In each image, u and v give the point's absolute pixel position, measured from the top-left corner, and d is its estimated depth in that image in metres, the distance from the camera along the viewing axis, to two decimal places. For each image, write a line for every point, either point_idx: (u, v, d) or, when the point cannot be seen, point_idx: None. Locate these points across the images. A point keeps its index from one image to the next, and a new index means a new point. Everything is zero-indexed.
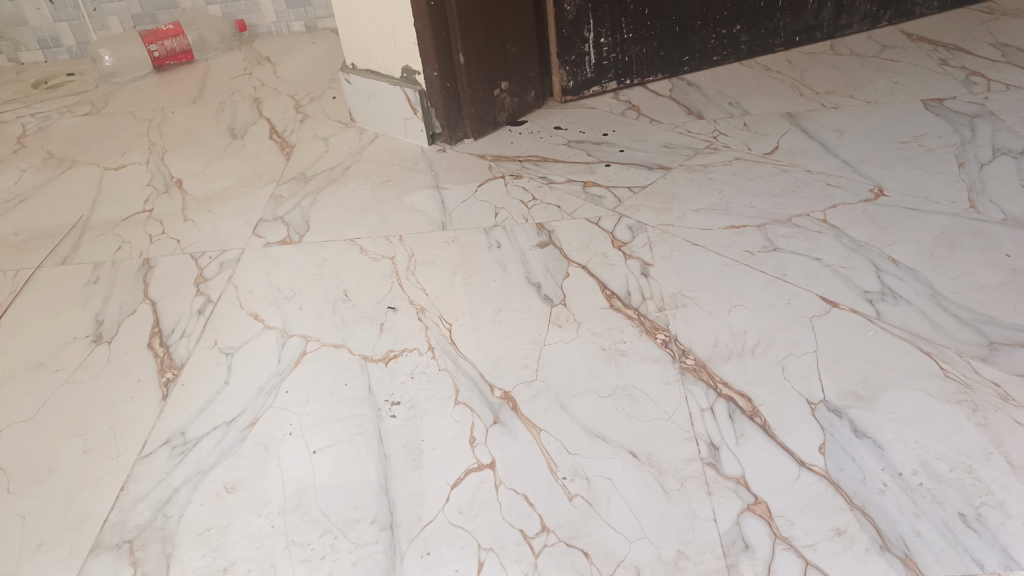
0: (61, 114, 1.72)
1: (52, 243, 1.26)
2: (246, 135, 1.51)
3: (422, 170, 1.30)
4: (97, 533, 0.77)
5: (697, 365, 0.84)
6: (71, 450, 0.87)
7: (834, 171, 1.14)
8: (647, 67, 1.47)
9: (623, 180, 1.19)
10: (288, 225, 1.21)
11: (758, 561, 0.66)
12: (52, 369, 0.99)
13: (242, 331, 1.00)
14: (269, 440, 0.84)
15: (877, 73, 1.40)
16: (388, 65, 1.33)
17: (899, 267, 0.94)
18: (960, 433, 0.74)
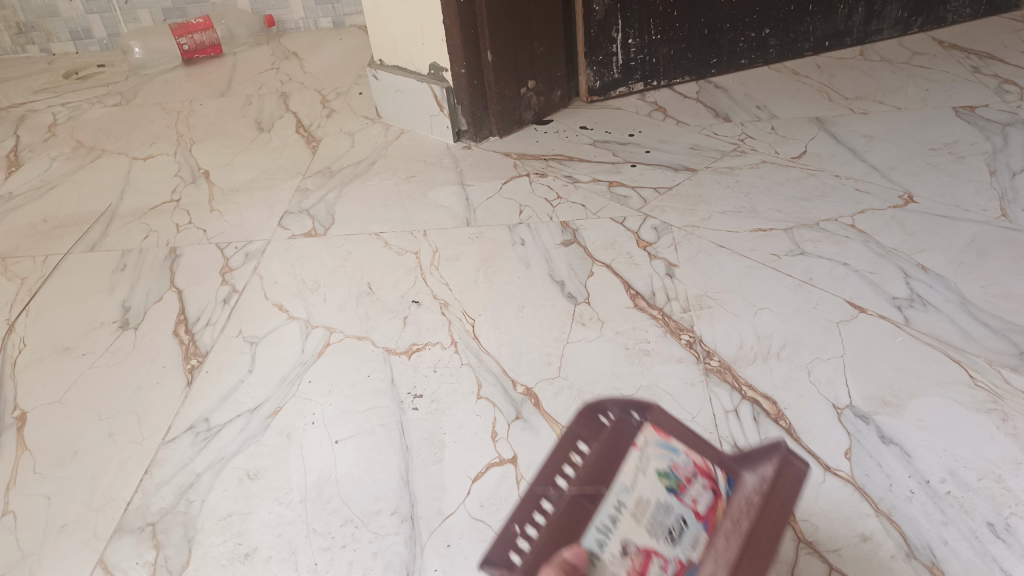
0: (91, 104, 1.74)
1: (80, 230, 1.28)
2: (273, 129, 1.52)
3: (447, 166, 1.31)
4: (119, 516, 0.78)
5: (721, 367, 0.84)
6: (96, 433, 0.88)
7: (862, 177, 1.13)
8: (674, 69, 1.46)
9: (648, 180, 1.19)
10: (313, 218, 1.21)
11: (781, 565, 0.65)
12: (78, 353, 1.00)
13: (266, 321, 1.00)
14: (292, 429, 0.84)
15: (907, 79, 1.38)
16: (415, 62, 1.34)
17: (928, 274, 0.93)
18: (990, 442, 0.73)
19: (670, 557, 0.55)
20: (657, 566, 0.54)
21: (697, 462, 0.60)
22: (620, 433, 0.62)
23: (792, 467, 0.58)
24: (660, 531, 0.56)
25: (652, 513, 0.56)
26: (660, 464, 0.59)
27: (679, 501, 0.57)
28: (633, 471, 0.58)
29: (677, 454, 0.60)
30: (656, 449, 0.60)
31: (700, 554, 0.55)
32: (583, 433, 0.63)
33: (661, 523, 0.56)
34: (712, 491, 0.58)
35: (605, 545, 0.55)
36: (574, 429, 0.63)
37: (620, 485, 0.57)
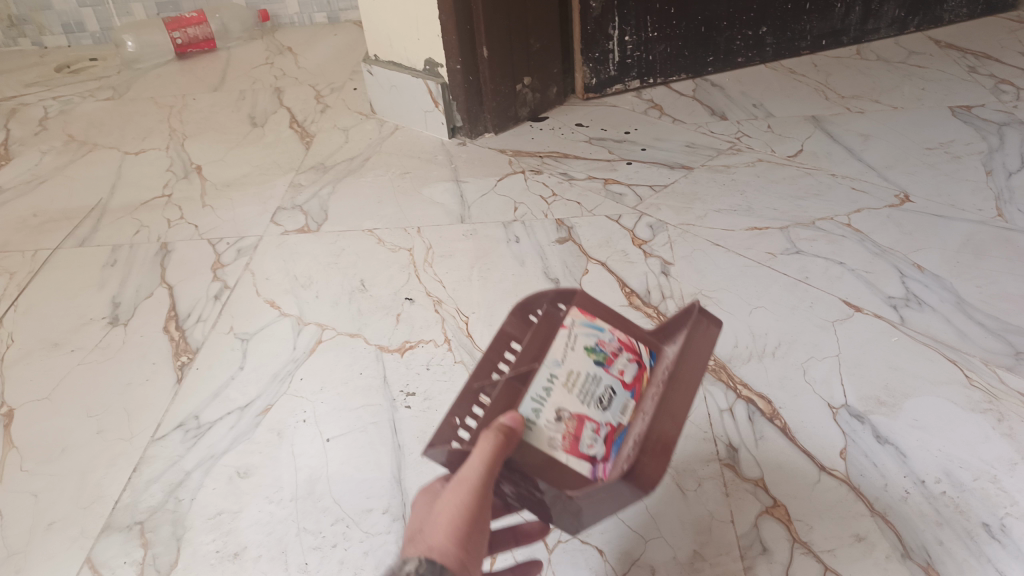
0: (83, 98, 1.73)
1: (70, 225, 1.27)
2: (266, 124, 1.51)
3: (441, 162, 1.30)
4: (107, 514, 0.77)
5: (716, 366, 0.83)
6: (84, 430, 0.87)
7: (858, 176, 1.13)
8: (670, 66, 1.46)
9: (644, 178, 1.18)
10: (306, 214, 1.20)
11: (775, 565, 0.64)
12: (68, 349, 0.99)
13: (258, 318, 1.00)
14: (282, 427, 0.83)
15: (904, 78, 1.38)
16: (410, 57, 1.33)
17: (924, 273, 0.93)
18: (985, 442, 0.72)
19: (600, 418, 0.56)
20: (590, 428, 0.55)
21: (621, 338, 0.61)
22: (547, 322, 0.63)
23: (706, 331, 0.61)
24: (591, 399, 0.56)
25: (583, 383, 0.57)
26: (587, 341, 0.59)
27: (607, 372, 0.58)
28: (563, 347, 0.58)
29: (604, 331, 0.60)
30: (583, 328, 0.60)
31: (629, 418, 0.57)
32: (513, 331, 0.66)
33: (592, 392, 0.57)
34: (637, 363, 0.60)
35: (541, 413, 0.55)
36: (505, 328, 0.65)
37: (547, 359, 0.58)
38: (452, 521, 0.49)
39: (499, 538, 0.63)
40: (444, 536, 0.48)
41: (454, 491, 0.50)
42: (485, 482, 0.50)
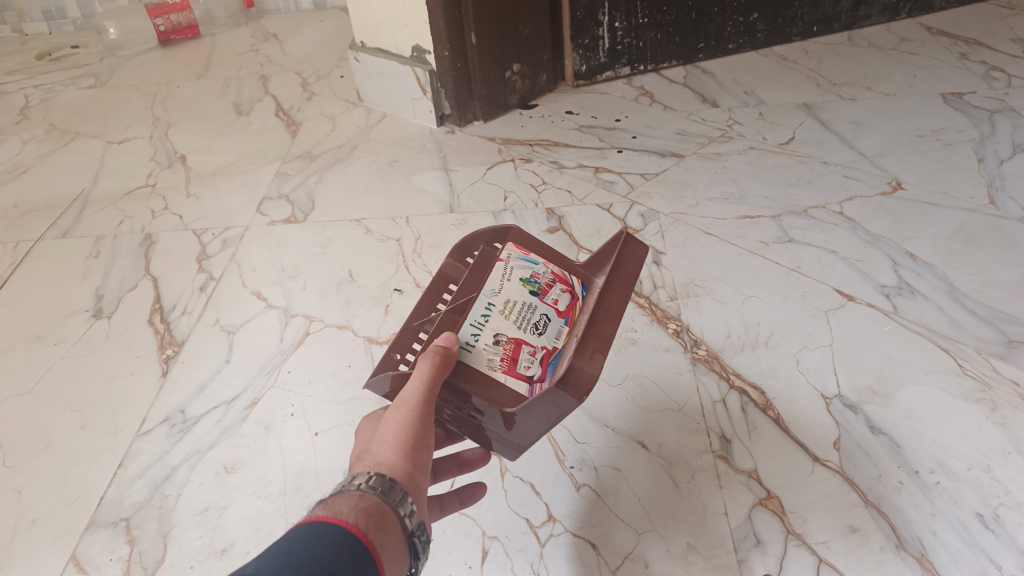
0: (64, 86, 1.70)
1: (52, 215, 1.24)
2: (252, 112, 1.49)
3: (430, 151, 1.28)
4: (92, 510, 0.76)
5: (709, 356, 0.82)
6: (68, 425, 0.85)
7: (851, 164, 1.12)
8: (661, 53, 1.44)
9: (635, 166, 1.17)
10: (293, 204, 1.19)
11: (770, 558, 0.64)
12: (50, 342, 0.97)
13: (244, 309, 0.98)
14: (270, 420, 0.82)
15: (895, 66, 1.37)
16: (398, 44, 1.31)
17: (916, 262, 0.93)
18: (978, 431, 0.72)
19: (537, 341, 0.64)
20: (527, 351, 0.64)
21: (555, 271, 0.69)
22: (483, 263, 0.72)
23: (634, 261, 0.68)
24: (527, 325, 0.65)
25: (519, 310, 0.65)
26: (523, 273, 0.68)
27: (541, 300, 0.66)
28: (500, 279, 0.67)
29: (538, 265, 0.69)
30: (518, 261, 0.68)
31: (562, 342, 0.65)
32: (453, 273, 0.74)
33: (528, 319, 0.65)
34: (570, 293, 0.68)
35: (479, 337, 0.64)
36: (445, 270, 0.74)
37: (486, 288, 0.66)
38: (396, 438, 0.55)
39: (445, 467, 0.69)
40: (390, 452, 0.54)
41: (397, 412, 0.57)
42: (425, 402, 0.57)
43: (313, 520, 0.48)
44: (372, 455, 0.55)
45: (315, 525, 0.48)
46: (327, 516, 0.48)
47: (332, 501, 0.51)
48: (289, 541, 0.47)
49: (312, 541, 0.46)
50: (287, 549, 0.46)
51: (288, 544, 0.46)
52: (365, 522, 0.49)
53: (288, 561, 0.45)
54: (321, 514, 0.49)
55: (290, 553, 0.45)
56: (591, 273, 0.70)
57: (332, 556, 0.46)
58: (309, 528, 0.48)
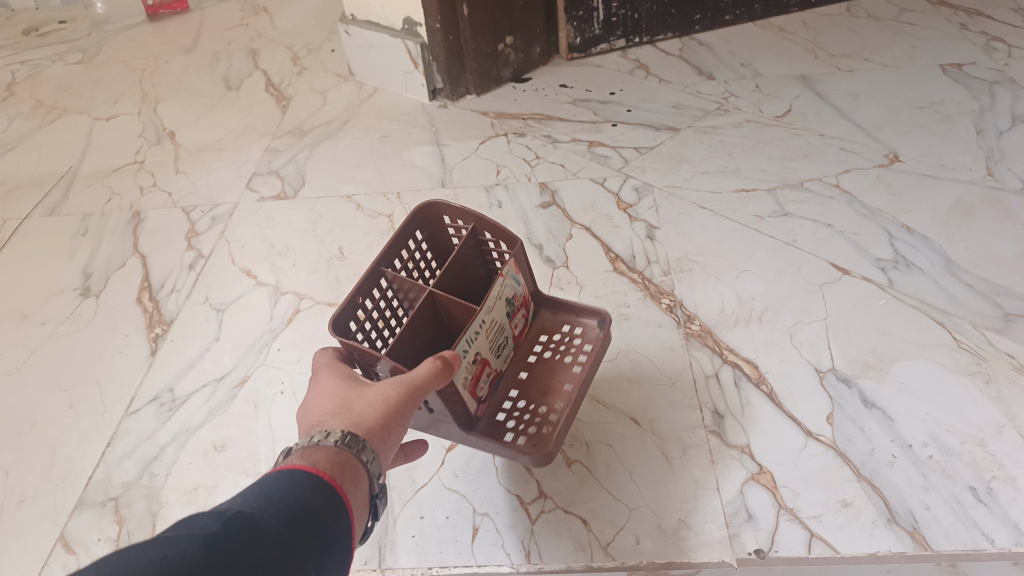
0: (51, 61, 1.67)
1: (39, 193, 1.23)
2: (241, 87, 1.46)
3: (422, 125, 1.26)
4: (80, 489, 0.75)
5: (702, 332, 0.82)
6: (56, 404, 0.85)
7: (848, 136, 1.10)
8: (657, 25, 1.41)
9: (629, 140, 1.15)
10: (283, 179, 1.17)
11: (761, 533, 0.64)
12: (37, 321, 0.97)
13: (234, 287, 0.97)
14: (259, 399, 0.81)
15: (894, 36, 1.35)
16: (389, 16, 1.28)
17: (913, 235, 0.91)
18: (973, 405, 0.71)
19: (494, 362, 0.67)
20: (485, 374, 0.66)
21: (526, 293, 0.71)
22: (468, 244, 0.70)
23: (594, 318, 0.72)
24: (494, 349, 0.66)
25: (495, 332, 0.65)
26: (510, 293, 0.67)
27: (511, 321, 0.68)
28: (496, 296, 0.65)
29: (520, 286, 0.69)
30: (512, 280, 0.67)
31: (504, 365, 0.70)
32: (424, 218, 0.71)
33: (496, 342, 0.66)
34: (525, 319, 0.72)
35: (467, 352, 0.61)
36: (421, 212, 0.71)
37: (485, 305, 0.63)
38: (381, 409, 0.54)
39: None
40: (371, 418, 0.53)
41: (387, 384, 0.55)
42: (419, 390, 0.55)
43: (291, 466, 0.48)
44: (350, 413, 0.54)
45: (293, 471, 0.48)
46: (306, 464, 0.48)
47: (307, 449, 0.50)
48: (268, 486, 0.46)
49: (293, 486, 0.46)
50: (266, 489, 0.45)
51: (269, 485, 0.46)
52: (340, 477, 0.49)
53: (269, 501, 0.44)
54: (297, 461, 0.49)
55: (270, 494, 0.45)
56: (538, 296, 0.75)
57: (311, 503, 0.45)
58: (288, 474, 0.47)
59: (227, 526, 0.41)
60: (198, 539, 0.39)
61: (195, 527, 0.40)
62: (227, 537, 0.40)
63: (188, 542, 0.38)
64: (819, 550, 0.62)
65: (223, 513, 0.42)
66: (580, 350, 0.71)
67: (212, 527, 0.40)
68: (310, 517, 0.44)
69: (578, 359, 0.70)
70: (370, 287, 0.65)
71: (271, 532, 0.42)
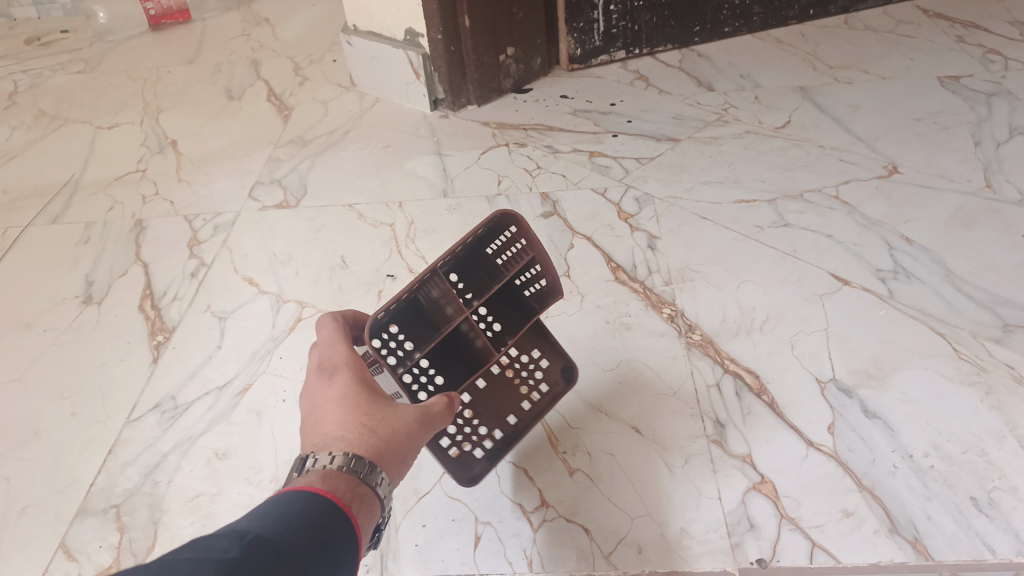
0: (54, 71, 1.68)
1: (41, 202, 1.23)
2: (243, 97, 1.47)
3: (424, 136, 1.27)
4: (82, 498, 0.75)
5: (704, 341, 0.82)
6: (58, 412, 0.85)
7: (847, 147, 1.11)
8: (657, 36, 1.42)
9: (630, 150, 1.16)
10: (285, 189, 1.18)
11: (763, 542, 0.64)
12: (40, 329, 0.97)
13: (236, 296, 0.97)
14: (262, 407, 0.81)
15: (892, 49, 1.36)
16: (390, 26, 1.29)
17: (912, 245, 0.92)
18: (974, 415, 0.72)
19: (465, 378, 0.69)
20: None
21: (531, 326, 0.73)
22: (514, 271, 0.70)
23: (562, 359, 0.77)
24: None
25: None
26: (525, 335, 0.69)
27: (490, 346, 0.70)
28: None
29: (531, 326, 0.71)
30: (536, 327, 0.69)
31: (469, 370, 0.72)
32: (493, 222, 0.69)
33: None
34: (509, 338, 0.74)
35: None
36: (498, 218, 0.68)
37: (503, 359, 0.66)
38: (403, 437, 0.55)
39: None
40: (395, 445, 0.54)
41: (410, 411, 0.57)
42: (433, 426, 0.58)
43: (308, 490, 0.48)
44: (374, 437, 0.54)
45: (310, 496, 0.47)
46: (325, 490, 0.48)
47: (329, 470, 0.51)
48: (285, 509, 0.45)
49: (310, 512, 0.46)
50: (283, 512, 0.45)
51: (286, 509, 0.45)
52: (355, 506, 0.49)
53: (287, 526, 0.44)
54: (315, 484, 0.49)
55: (288, 518, 0.44)
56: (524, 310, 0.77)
57: (327, 531, 0.45)
58: (304, 499, 0.47)
59: (248, 552, 0.40)
60: (219, 565, 0.38)
61: (215, 549, 0.39)
62: (247, 562, 0.39)
63: (209, 565, 0.37)
64: (823, 559, 0.62)
65: (241, 535, 0.41)
66: (536, 386, 0.75)
67: (232, 551, 0.39)
68: (328, 546, 0.44)
69: (532, 395, 0.74)
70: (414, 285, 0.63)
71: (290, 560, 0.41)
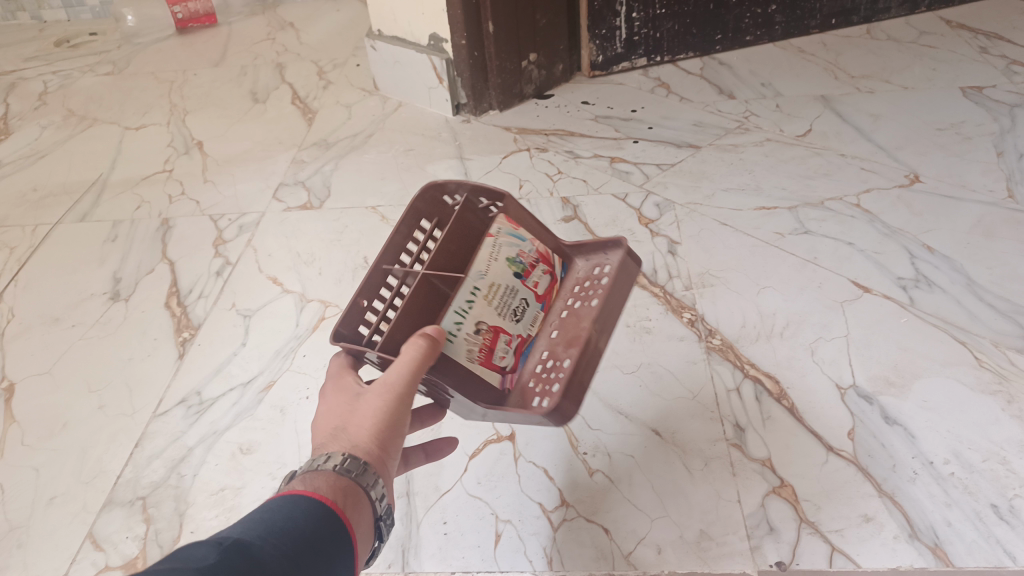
0: (83, 72, 1.71)
1: (70, 200, 1.26)
2: (267, 100, 1.49)
3: (446, 140, 1.28)
4: (110, 489, 0.77)
5: (724, 346, 0.82)
6: (86, 405, 0.87)
7: (868, 156, 1.11)
8: (678, 44, 1.43)
9: (651, 157, 1.17)
10: (308, 190, 1.19)
11: (782, 545, 0.64)
12: (68, 324, 0.99)
13: (261, 294, 0.99)
14: (285, 404, 0.83)
15: (915, 59, 1.36)
16: (414, 32, 1.31)
17: (934, 254, 0.92)
18: (995, 423, 0.72)
19: (514, 328, 0.64)
20: (503, 341, 0.62)
21: (539, 250, 0.68)
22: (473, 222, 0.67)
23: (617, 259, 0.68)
24: (506, 311, 0.63)
25: (501, 294, 0.63)
26: (510, 252, 0.64)
27: (524, 284, 0.65)
28: (488, 258, 0.63)
29: (524, 242, 0.66)
30: (506, 237, 0.64)
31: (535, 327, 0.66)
32: (426, 206, 0.67)
33: (509, 305, 0.63)
34: (548, 275, 0.68)
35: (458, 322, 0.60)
36: (420, 204, 0.67)
37: (472, 270, 0.61)
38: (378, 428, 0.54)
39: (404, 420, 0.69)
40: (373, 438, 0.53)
41: (379, 395, 0.54)
42: (409, 393, 0.55)
43: (293, 494, 0.48)
44: (350, 436, 0.53)
45: (296, 500, 0.48)
46: (308, 490, 0.48)
47: (308, 475, 0.51)
48: (267, 515, 0.46)
49: (296, 517, 0.46)
50: (268, 518, 0.46)
51: (272, 517, 0.46)
52: (342, 503, 0.49)
53: (273, 533, 0.44)
54: (298, 487, 0.49)
55: (271, 524, 0.45)
56: (569, 254, 0.71)
57: (311, 531, 0.46)
58: (286, 503, 0.47)
59: (226, 558, 0.40)
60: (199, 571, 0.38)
61: (193, 558, 0.39)
62: (225, 567, 0.39)
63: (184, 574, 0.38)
64: (842, 563, 0.62)
65: (220, 542, 0.42)
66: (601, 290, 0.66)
67: (210, 557, 0.40)
68: (313, 548, 0.45)
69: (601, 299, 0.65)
70: (377, 287, 0.64)
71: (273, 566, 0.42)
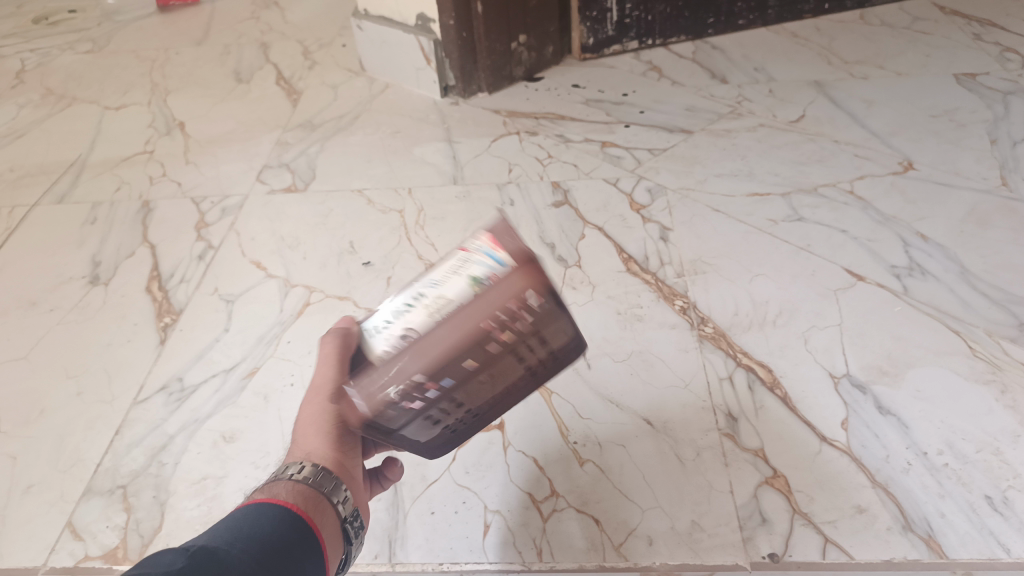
0: (61, 50, 1.66)
1: (47, 181, 1.22)
2: (251, 79, 1.46)
3: (434, 122, 1.26)
4: (88, 478, 0.75)
5: (716, 334, 0.81)
6: (64, 392, 0.84)
7: (862, 142, 1.10)
8: (671, 27, 1.41)
9: (642, 141, 1.15)
10: (293, 172, 1.17)
11: (775, 536, 0.63)
12: (46, 308, 0.96)
13: (243, 278, 0.97)
14: (269, 391, 0.81)
15: (908, 45, 1.34)
16: (403, 11, 1.28)
17: (928, 242, 0.91)
18: (989, 413, 0.71)
19: None
20: None
21: None
22: None
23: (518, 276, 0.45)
24: None
25: None
26: None
27: None
28: None
29: None
30: None
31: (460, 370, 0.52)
32: None
33: None
34: None
35: None
36: None
37: None
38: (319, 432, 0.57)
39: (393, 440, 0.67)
40: (317, 443, 0.57)
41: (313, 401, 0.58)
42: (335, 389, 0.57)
43: (255, 500, 0.52)
44: (300, 446, 0.57)
45: (258, 506, 0.52)
46: (271, 495, 0.52)
47: (269, 482, 0.55)
48: (233, 522, 0.50)
49: (260, 519, 0.50)
50: (234, 525, 0.50)
51: (237, 521, 0.50)
52: (307, 506, 0.53)
53: (237, 536, 0.48)
54: (262, 493, 0.53)
55: (238, 529, 0.49)
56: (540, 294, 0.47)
57: (276, 534, 0.50)
58: (252, 509, 0.52)
59: (192, 561, 0.44)
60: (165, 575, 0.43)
61: (162, 564, 0.44)
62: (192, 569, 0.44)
63: None
64: (835, 555, 0.62)
65: (188, 548, 0.46)
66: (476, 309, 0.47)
67: (177, 562, 0.44)
68: (279, 551, 0.48)
69: None
70: None
71: (239, 566, 0.46)
